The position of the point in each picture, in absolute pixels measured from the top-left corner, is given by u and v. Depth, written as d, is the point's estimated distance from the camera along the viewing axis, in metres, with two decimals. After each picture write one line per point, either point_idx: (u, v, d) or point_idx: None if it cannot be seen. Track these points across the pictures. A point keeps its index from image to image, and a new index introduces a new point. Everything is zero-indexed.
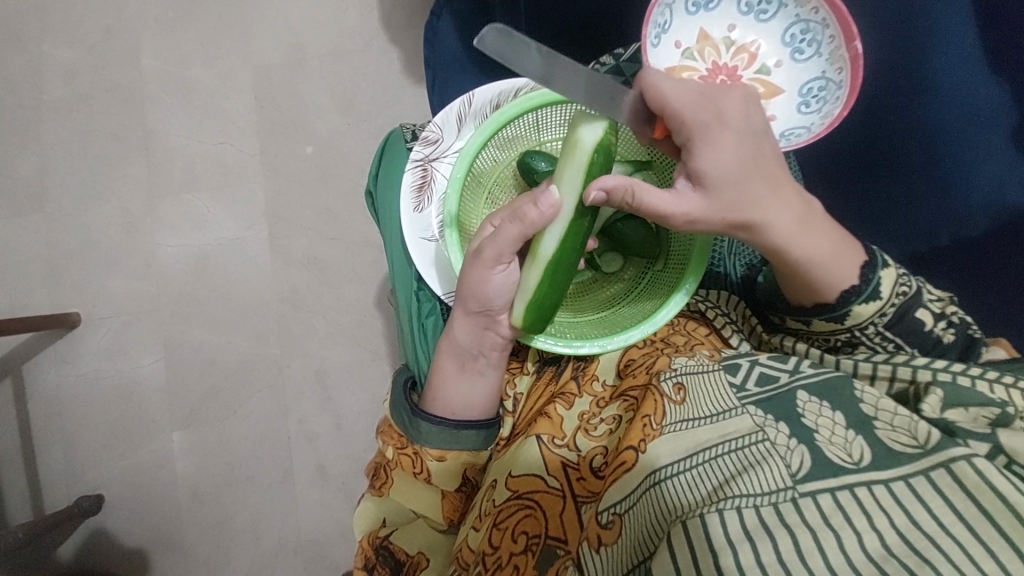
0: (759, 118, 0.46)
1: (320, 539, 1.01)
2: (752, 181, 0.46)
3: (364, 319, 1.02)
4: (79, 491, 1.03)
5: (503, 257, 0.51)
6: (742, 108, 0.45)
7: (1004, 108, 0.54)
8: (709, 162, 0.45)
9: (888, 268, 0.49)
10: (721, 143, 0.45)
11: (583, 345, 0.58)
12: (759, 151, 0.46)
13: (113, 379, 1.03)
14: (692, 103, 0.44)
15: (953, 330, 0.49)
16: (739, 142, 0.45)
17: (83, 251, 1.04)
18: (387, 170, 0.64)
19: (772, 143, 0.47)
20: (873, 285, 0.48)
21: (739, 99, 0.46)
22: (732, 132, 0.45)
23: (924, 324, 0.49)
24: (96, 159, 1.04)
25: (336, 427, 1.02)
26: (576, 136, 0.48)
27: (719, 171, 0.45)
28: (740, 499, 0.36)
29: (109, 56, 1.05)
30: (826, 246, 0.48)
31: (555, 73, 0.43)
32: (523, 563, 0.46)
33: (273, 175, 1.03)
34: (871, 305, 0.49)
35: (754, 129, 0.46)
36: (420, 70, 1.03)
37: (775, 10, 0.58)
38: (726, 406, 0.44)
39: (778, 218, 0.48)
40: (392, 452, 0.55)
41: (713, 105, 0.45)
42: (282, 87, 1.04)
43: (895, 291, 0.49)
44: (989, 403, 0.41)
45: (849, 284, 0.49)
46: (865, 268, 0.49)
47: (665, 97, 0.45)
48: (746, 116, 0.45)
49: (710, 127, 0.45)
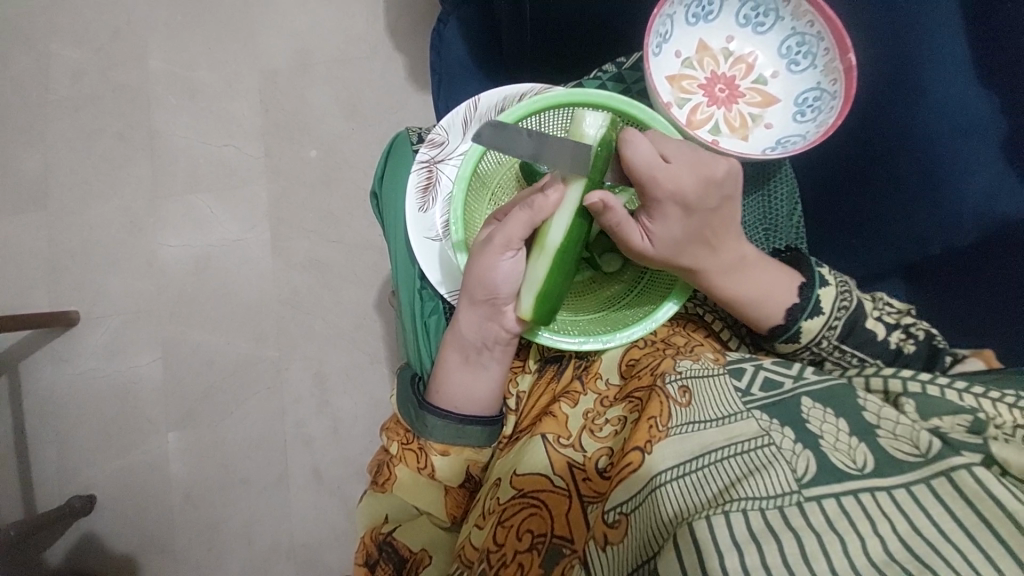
0: (716, 194, 0.53)
1: (314, 543, 1.00)
2: (694, 243, 0.54)
3: (364, 322, 1.03)
4: (70, 491, 1.02)
5: (513, 243, 0.52)
6: (700, 188, 0.52)
7: (994, 118, 0.55)
8: (659, 226, 0.53)
9: (826, 287, 0.55)
10: (669, 217, 0.53)
11: (587, 341, 0.59)
12: (706, 223, 0.53)
13: (109, 378, 1.03)
14: (655, 177, 0.51)
15: (913, 341, 0.55)
16: (687, 215, 0.53)
17: (83, 249, 1.04)
18: (393, 171, 0.66)
19: (726, 212, 0.54)
20: (813, 301, 0.54)
21: (702, 176, 0.52)
22: (682, 207, 0.52)
23: (877, 333, 0.54)
24: (99, 158, 1.05)
25: (333, 430, 1.02)
26: (581, 132, 0.52)
27: (665, 235, 0.53)
28: (747, 502, 0.37)
29: (116, 57, 1.06)
30: (763, 289, 0.55)
31: (544, 151, 0.50)
32: (528, 561, 0.46)
33: (276, 178, 1.04)
34: (816, 320, 0.54)
35: (706, 207, 0.53)
36: (424, 77, 1.04)
37: (772, 23, 0.60)
38: (732, 410, 0.46)
39: (719, 262, 0.55)
40: (397, 447, 0.57)
41: (674, 184, 0.51)
42: (288, 90, 1.05)
43: (838, 305, 0.54)
44: (960, 410, 0.44)
45: (792, 302, 0.55)
46: (803, 288, 0.55)
47: (632, 165, 0.51)
48: (703, 194, 0.52)
49: (664, 202, 0.52)
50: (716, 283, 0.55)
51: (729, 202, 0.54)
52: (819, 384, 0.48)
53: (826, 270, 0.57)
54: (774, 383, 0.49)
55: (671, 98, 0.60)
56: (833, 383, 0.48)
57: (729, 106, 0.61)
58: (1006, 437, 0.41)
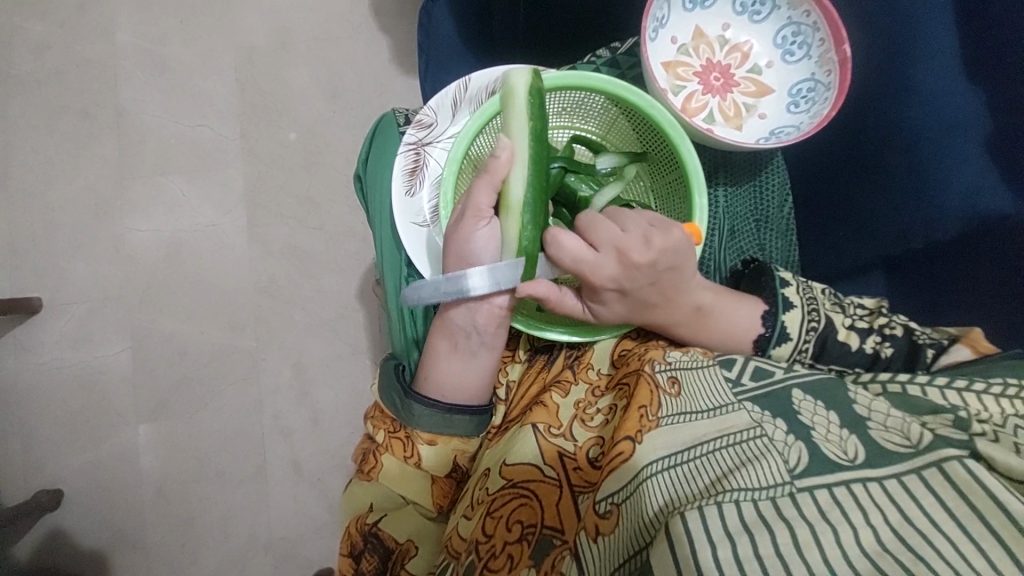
0: (647, 273, 0.52)
1: (293, 537, 0.98)
2: (642, 309, 0.54)
3: (345, 312, 1.00)
4: (36, 485, 0.98)
5: (486, 210, 0.53)
6: (626, 275, 0.52)
7: (979, 115, 0.54)
8: (603, 308, 0.55)
9: (791, 311, 0.54)
10: (610, 303, 0.54)
11: (556, 331, 0.59)
12: (647, 295, 0.53)
13: (76, 368, 0.99)
14: (584, 273, 0.52)
15: (889, 344, 0.53)
16: (626, 297, 0.53)
17: (47, 232, 1.00)
18: (380, 152, 0.64)
19: (669, 280, 0.53)
20: (778, 329, 0.54)
21: (627, 261, 0.51)
22: (619, 292, 0.53)
23: (850, 344, 0.54)
24: (64, 137, 1.00)
25: (313, 423, 0.99)
26: (509, 86, 0.51)
27: (610, 315, 0.55)
28: (739, 493, 0.36)
29: (82, 31, 1.02)
30: (737, 316, 0.55)
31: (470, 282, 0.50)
32: (518, 552, 0.45)
33: (252, 161, 1.01)
34: (784, 347, 0.54)
35: (640, 286, 0.52)
36: (409, 60, 1.02)
37: (768, 11, 0.60)
38: (722, 402, 0.45)
39: (679, 314, 0.55)
40: (383, 436, 0.56)
41: (602, 277, 0.52)
42: (265, 70, 1.02)
43: (805, 328, 0.54)
44: (942, 408, 0.42)
45: (758, 332, 0.55)
46: (766, 317, 0.55)
47: (561, 261, 0.52)
48: (632, 276, 0.52)
49: (600, 289, 0.53)
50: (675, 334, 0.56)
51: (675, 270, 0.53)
52: (809, 376, 0.47)
53: (790, 289, 0.56)
54: (766, 372, 0.48)
55: (666, 85, 0.60)
56: (824, 377, 0.47)
57: (724, 94, 0.61)
58: (996, 433, 0.40)
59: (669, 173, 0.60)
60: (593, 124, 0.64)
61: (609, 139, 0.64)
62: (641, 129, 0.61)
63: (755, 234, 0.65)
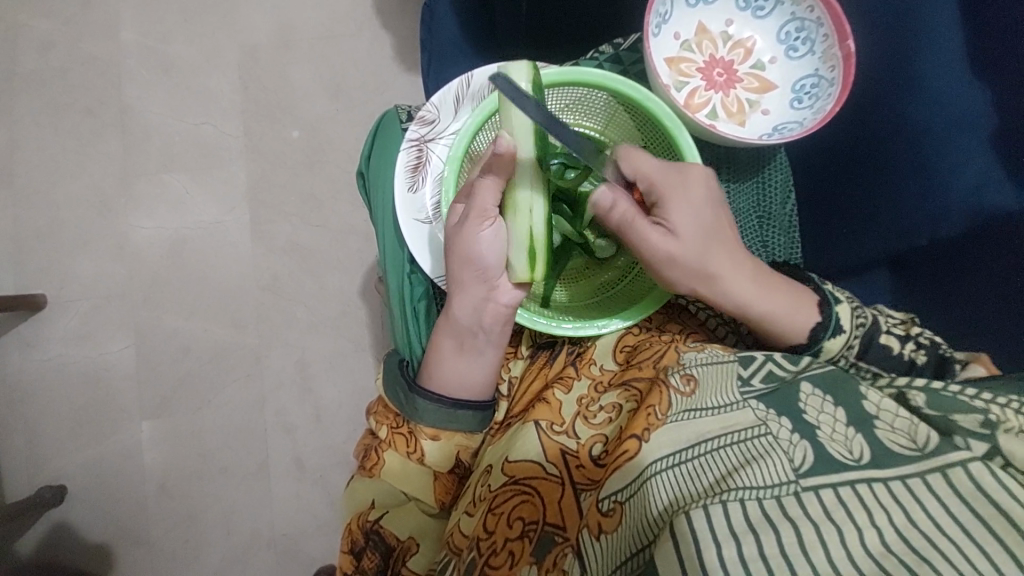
0: (717, 185, 0.55)
1: (295, 533, 0.98)
2: (714, 238, 0.54)
3: (348, 309, 1.00)
4: (40, 481, 0.99)
5: (490, 213, 0.52)
6: (705, 179, 0.54)
7: (987, 112, 0.54)
8: (687, 224, 0.53)
9: (842, 304, 0.53)
10: (692, 207, 0.53)
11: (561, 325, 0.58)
12: (721, 214, 0.55)
13: (80, 364, 0.99)
14: (665, 172, 0.53)
15: (924, 350, 0.53)
16: (707, 206, 0.54)
17: (52, 229, 1.00)
18: (382, 149, 0.64)
19: (729, 212, 0.56)
20: (834, 318, 0.53)
21: (699, 168, 0.55)
22: (698, 200, 0.53)
23: (891, 348, 0.53)
24: (69, 134, 1.01)
25: (315, 420, 0.99)
26: (506, 91, 0.49)
27: (695, 228, 0.53)
28: (744, 491, 0.36)
29: (87, 28, 1.02)
30: (783, 302, 0.54)
31: None
32: (518, 549, 0.45)
33: (256, 158, 1.01)
34: (837, 339, 0.53)
35: (715, 196, 0.54)
36: (412, 58, 1.02)
37: (771, 7, 0.60)
38: (728, 399, 0.44)
39: (740, 272, 0.54)
40: (386, 431, 0.56)
41: (685, 174, 0.53)
42: (269, 68, 1.02)
43: (855, 322, 0.53)
44: (971, 409, 0.41)
45: (811, 322, 0.53)
46: (820, 307, 0.53)
47: (639, 161, 0.54)
48: (708, 185, 0.54)
49: (683, 192, 0.53)
50: (737, 296, 0.54)
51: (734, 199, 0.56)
52: (818, 372, 0.47)
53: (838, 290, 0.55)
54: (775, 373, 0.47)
55: (669, 80, 0.59)
56: (835, 375, 0.46)
57: (727, 90, 0.61)
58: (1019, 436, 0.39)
59: None
60: (594, 121, 0.64)
61: (609, 136, 0.64)
62: (642, 124, 0.61)
63: (757, 230, 0.65)
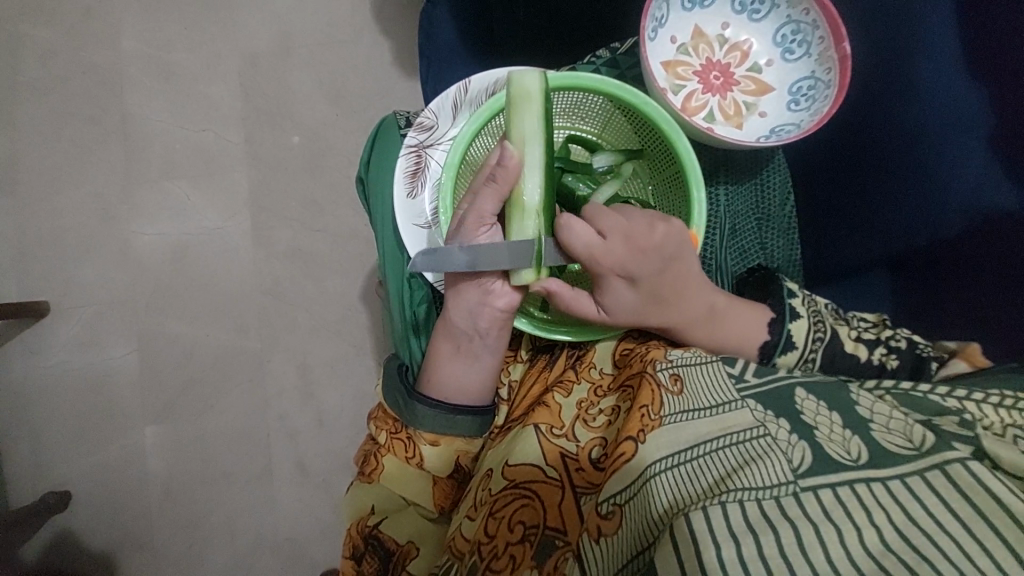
0: (655, 258, 0.53)
1: (299, 537, 0.99)
2: (652, 305, 0.54)
3: (349, 314, 1.01)
4: (45, 487, 0.99)
5: (487, 218, 0.52)
6: (637, 258, 0.53)
7: (983, 114, 0.53)
8: (612, 302, 0.54)
9: (798, 321, 0.54)
10: (615, 290, 0.53)
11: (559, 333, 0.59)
12: (658, 285, 0.54)
13: (84, 370, 1.00)
14: (594, 258, 0.52)
15: (896, 355, 0.53)
16: (634, 284, 0.53)
17: (55, 237, 1.01)
18: (381, 156, 0.65)
19: (675, 271, 0.54)
20: (785, 337, 0.54)
21: (636, 244, 0.53)
22: (627, 279, 0.53)
23: (859, 355, 0.54)
24: (71, 142, 1.01)
25: (317, 425, 1.00)
26: (522, 85, 0.53)
27: (621, 308, 0.54)
28: (743, 492, 0.36)
29: (87, 37, 1.02)
30: (743, 323, 0.55)
31: (480, 256, 0.48)
32: (520, 553, 0.45)
33: (256, 165, 1.02)
34: (791, 355, 0.54)
35: (649, 271, 0.53)
36: (411, 63, 1.03)
37: (767, 10, 0.60)
38: (727, 398, 0.44)
39: (691, 313, 0.55)
40: (386, 437, 0.57)
41: (611, 259, 0.52)
42: (269, 75, 1.02)
43: (811, 338, 0.54)
44: (946, 411, 0.42)
45: (762, 339, 0.54)
46: (773, 324, 0.54)
47: (572, 245, 0.52)
48: (642, 261, 0.53)
49: (607, 278, 0.53)
50: (685, 337, 0.55)
51: (677, 259, 0.54)
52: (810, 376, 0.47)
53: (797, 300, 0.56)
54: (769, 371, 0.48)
55: (665, 84, 0.60)
56: (825, 379, 0.47)
57: (724, 93, 0.61)
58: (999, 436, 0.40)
59: (666, 169, 0.61)
60: (591, 124, 0.64)
61: (608, 138, 0.64)
62: (639, 127, 0.61)
63: (757, 231, 0.66)
